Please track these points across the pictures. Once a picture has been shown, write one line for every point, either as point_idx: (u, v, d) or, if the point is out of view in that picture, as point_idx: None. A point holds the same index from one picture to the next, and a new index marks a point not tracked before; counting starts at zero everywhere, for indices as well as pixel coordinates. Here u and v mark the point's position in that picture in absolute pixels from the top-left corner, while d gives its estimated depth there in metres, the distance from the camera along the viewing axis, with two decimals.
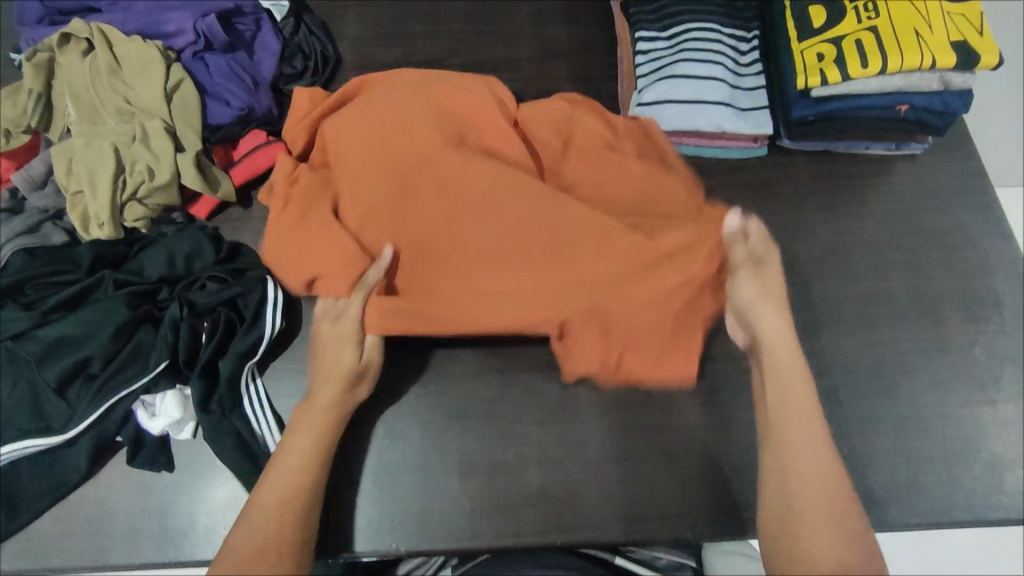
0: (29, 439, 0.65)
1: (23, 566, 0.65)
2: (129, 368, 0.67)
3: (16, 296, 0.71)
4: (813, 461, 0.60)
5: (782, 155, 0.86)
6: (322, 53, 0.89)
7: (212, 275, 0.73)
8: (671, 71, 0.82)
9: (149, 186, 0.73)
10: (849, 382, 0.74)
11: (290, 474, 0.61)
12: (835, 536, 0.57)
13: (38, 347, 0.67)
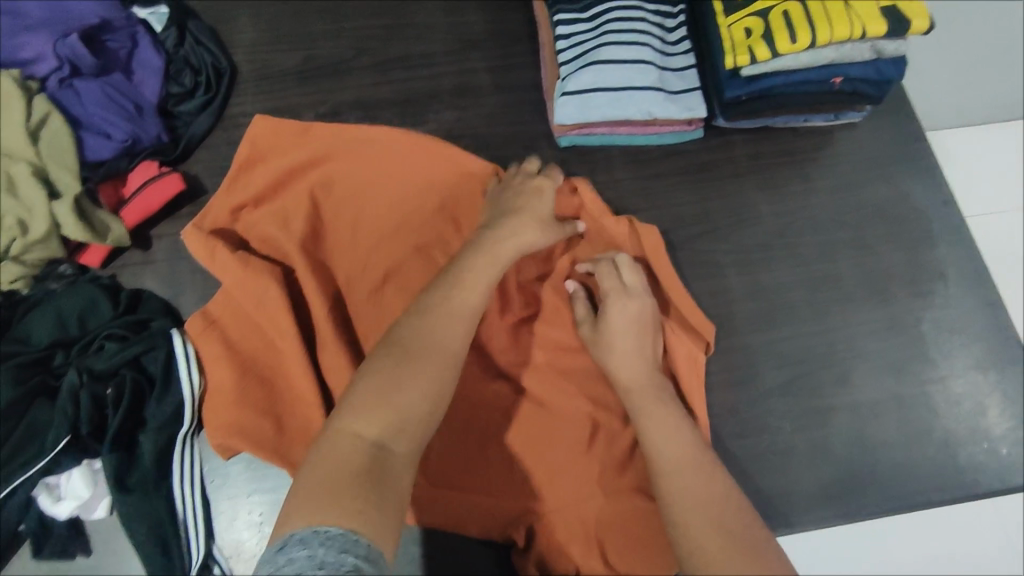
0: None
1: None
2: (22, 453, 0.60)
3: None
4: (654, 429, 0.60)
5: (719, 136, 0.82)
6: (213, 64, 0.80)
7: (111, 332, 0.66)
8: (595, 57, 0.76)
9: (22, 242, 0.65)
10: (800, 372, 0.72)
11: (426, 331, 0.55)
12: (695, 482, 0.55)
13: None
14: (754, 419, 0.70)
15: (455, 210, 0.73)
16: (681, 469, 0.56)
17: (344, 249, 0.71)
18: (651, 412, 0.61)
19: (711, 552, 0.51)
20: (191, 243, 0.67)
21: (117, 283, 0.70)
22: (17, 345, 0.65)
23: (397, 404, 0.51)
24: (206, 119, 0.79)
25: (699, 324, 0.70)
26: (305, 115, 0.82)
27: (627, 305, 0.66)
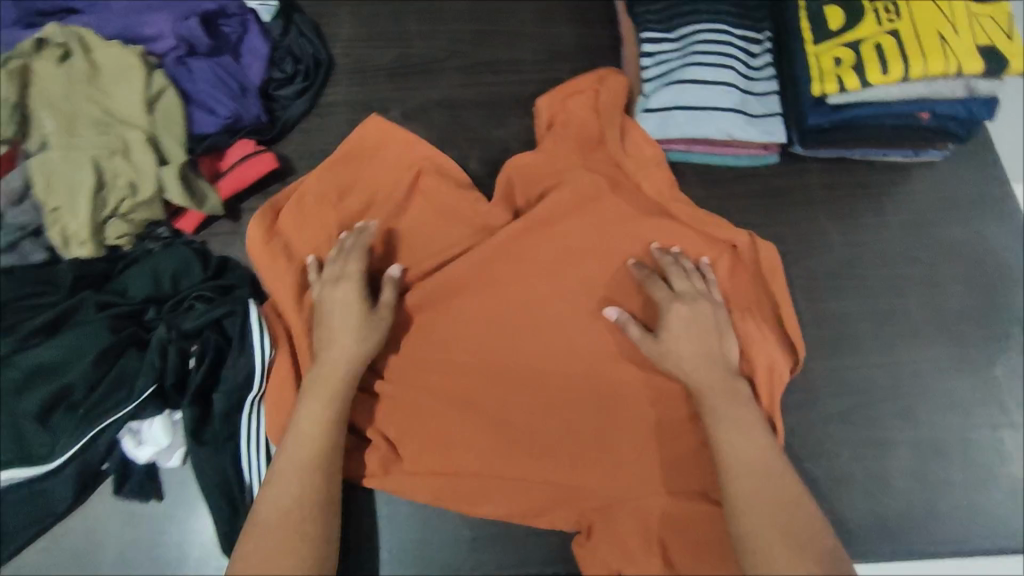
0: (9, 470, 0.62)
1: None
2: (113, 395, 0.65)
3: None
4: (726, 428, 0.60)
5: (794, 163, 0.83)
6: (314, 56, 0.85)
7: (199, 293, 0.70)
8: (679, 76, 0.78)
9: (132, 202, 0.70)
10: (862, 404, 0.71)
11: (295, 446, 0.60)
12: (769, 489, 0.56)
13: (15, 376, 0.64)
14: (813, 444, 0.69)
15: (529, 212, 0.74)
16: (755, 471, 0.57)
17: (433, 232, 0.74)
18: (729, 412, 0.61)
19: (774, 558, 0.52)
20: (252, 229, 0.70)
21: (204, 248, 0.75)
22: (113, 297, 0.69)
23: (285, 539, 0.55)
24: (303, 105, 0.83)
25: (791, 328, 0.70)
26: (392, 109, 0.86)
27: (690, 305, 0.67)
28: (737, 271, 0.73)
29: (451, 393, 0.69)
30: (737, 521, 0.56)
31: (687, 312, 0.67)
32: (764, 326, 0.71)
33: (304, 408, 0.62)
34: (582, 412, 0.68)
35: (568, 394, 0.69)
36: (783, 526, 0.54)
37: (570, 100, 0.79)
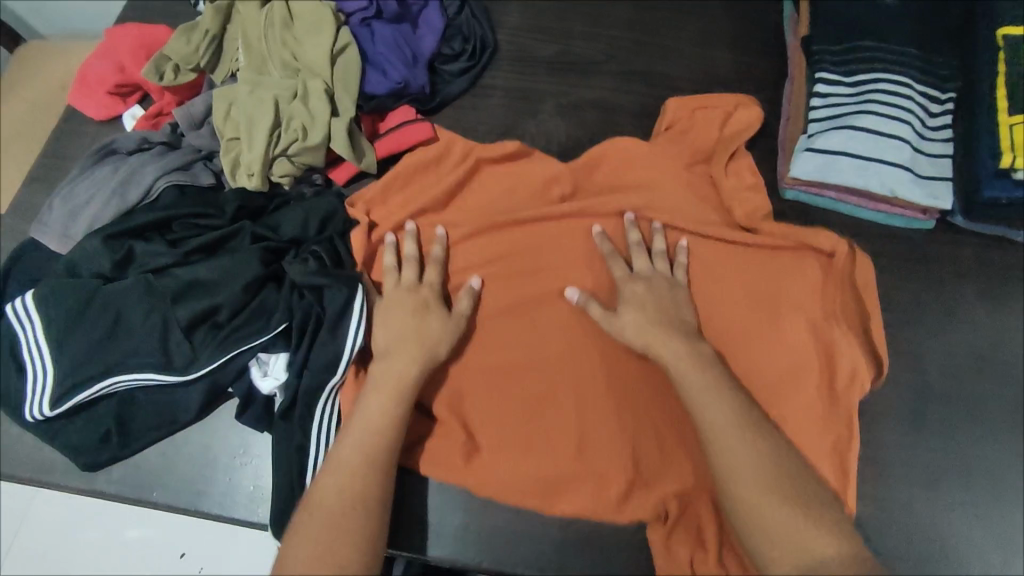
0: (147, 373, 0.65)
1: (126, 491, 0.67)
2: (253, 322, 0.68)
3: (162, 232, 0.71)
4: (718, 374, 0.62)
5: (950, 233, 0.79)
6: (481, 38, 0.88)
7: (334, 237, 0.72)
8: (850, 122, 0.76)
9: (300, 144, 0.73)
10: (982, 496, 0.68)
11: (354, 440, 0.59)
12: (751, 438, 0.58)
13: (171, 287, 0.66)
14: (925, 526, 0.67)
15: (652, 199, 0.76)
16: (729, 417, 0.59)
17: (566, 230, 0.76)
18: (680, 352, 0.63)
19: (772, 529, 0.53)
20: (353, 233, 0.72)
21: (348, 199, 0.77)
22: (266, 233, 0.71)
23: (342, 539, 0.54)
24: (464, 83, 0.86)
25: (879, 342, 0.70)
26: (546, 102, 0.87)
27: (638, 286, 0.68)
28: (830, 279, 0.73)
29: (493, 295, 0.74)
30: (730, 500, 0.56)
31: (642, 290, 0.68)
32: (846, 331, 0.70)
33: (356, 426, 0.60)
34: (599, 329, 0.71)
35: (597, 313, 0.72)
36: (779, 497, 0.55)
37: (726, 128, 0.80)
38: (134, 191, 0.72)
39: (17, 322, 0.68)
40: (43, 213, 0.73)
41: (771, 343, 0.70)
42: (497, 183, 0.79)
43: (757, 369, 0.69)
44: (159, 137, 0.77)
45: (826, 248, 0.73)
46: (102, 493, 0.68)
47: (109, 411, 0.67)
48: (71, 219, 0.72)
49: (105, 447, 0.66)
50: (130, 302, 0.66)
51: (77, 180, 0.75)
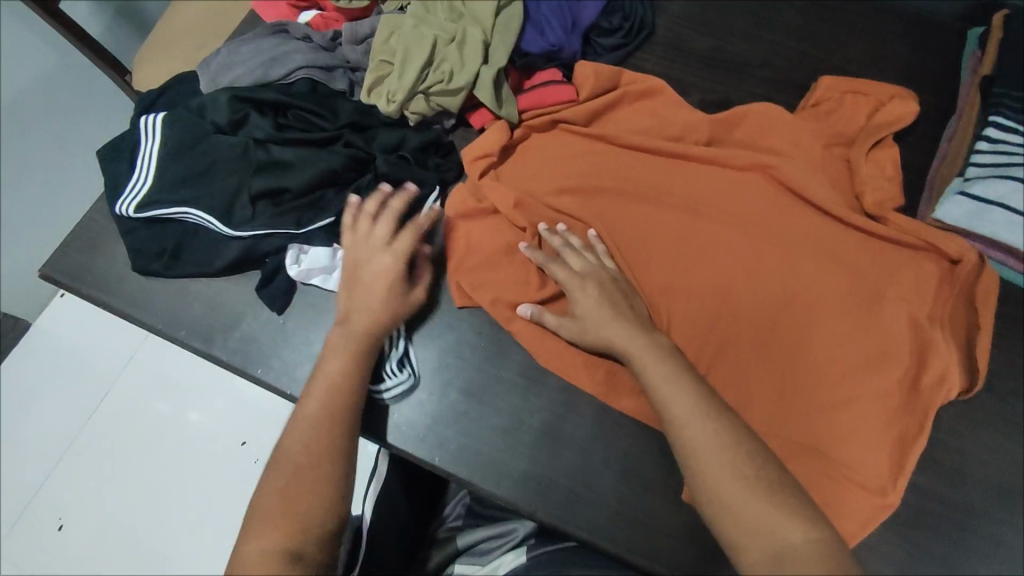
0: (209, 217, 0.72)
1: (163, 312, 0.75)
2: (309, 211, 0.74)
3: (279, 113, 0.77)
4: (690, 385, 0.61)
5: None
6: (641, 18, 0.88)
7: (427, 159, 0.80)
8: (1016, 173, 0.70)
9: (443, 87, 0.77)
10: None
11: (324, 374, 0.65)
12: (713, 449, 0.57)
13: (262, 158, 0.74)
14: None
15: (766, 178, 0.79)
16: (697, 420, 0.58)
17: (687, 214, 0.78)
18: (670, 367, 0.62)
19: (745, 520, 0.54)
20: (488, 134, 0.79)
21: (450, 147, 0.82)
22: (360, 147, 0.77)
23: (300, 487, 0.58)
24: (613, 58, 0.87)
25: (977, 353, 0.70)
26: (691, 94, 0.87)
27: (586, 288, 0.68)
28: (944, 284, 0.73)
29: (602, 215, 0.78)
30: (713, 488, 0.56)
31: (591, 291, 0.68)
32: (948, 350, 0.70)
33: (324, 369, 0.64)
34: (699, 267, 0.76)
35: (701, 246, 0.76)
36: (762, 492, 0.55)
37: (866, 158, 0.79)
38: (279, 69, 0.78)
39: (143, 133, 0.76)
40: (211, 56, 0.82)
41: (857, 329, 0.71)
42: (629, 162, 0.81)
43: (836, 355, 0.71)
44: (318, 40, 0.81)
45: (953, 252, 0.72)
46: (156, 313, 0.76)
47: (171, 237, 0.75)
48: (223, 70, 0.80)
49: (152, 259, 0.75)
50: (225, 155, 0.74)
51: (242, 42, 0.82)
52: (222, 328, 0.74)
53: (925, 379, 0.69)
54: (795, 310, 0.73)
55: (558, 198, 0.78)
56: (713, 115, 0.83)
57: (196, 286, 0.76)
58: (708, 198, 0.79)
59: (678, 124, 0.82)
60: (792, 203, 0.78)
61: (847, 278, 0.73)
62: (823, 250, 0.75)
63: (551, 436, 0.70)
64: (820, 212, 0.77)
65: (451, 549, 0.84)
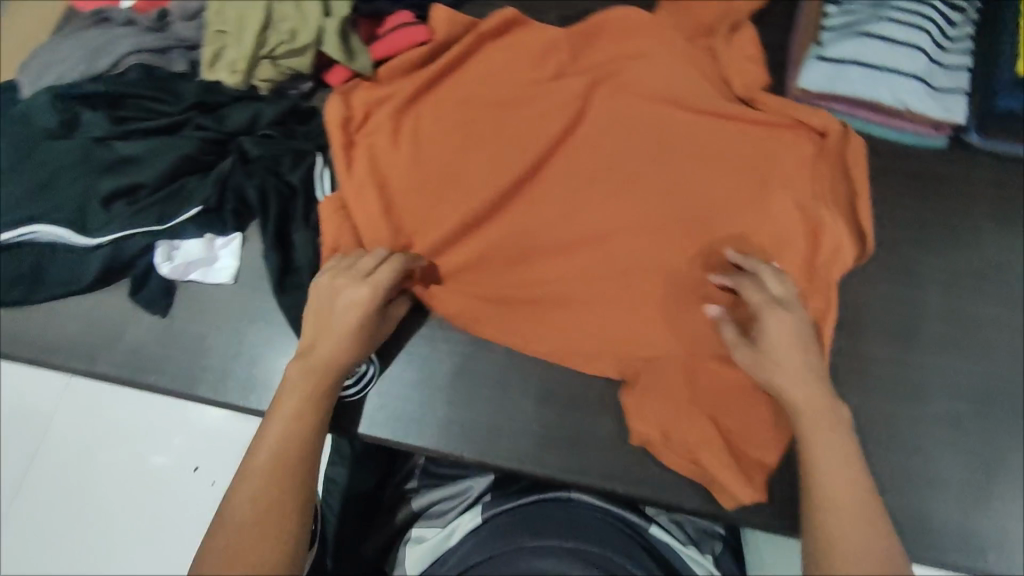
0: (62, 230, 0.67)
1: (41, 342, 0.70)
2: (169, 205, 0.68)
3: (115, 107, 0.71)
4: (790, 384, 0.56)
5: (966, 153, 0.76)
6: None
7: (294, 130, 0.75)
8: (865, 30, 0.72)
9: (286, 47, 0.72)
10: (974, 412, 0.67)
11: (294, 392, 0.58)
12: (841, 461, 0.53)
13: (109, 157, 0.68)
14: (910, 438, 0.66)
15: (628, 85, 0.76)
16: (825, 430, 0.54)
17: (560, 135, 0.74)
18: (807, 362, 0.57)
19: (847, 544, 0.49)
20: (330, 107, 0.74)
21: (310, 113, 0.77)
22: (212, 128, 0.72)
23: (252, 527, 0.51)
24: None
25: (864, 218, 0.70)
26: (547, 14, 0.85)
27: (775, 311, 0.59)
28: (822, 158, 0.72)
29: (468, 160, 0.73)
30: (828, 508, 0.51)
31: (790, 320, 0.59)
32: (836, 224, 0.69)
33: (282, 410, 0.57)
34: (576, 194, 0.72)
35: (572, 172, 0.73)
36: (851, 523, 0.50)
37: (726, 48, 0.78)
38: (104, 60, 0.72)
39: None
40: (32, 55, 0.75)
41: (747, 218, 0.70)
42: (495, 91, 0.77)
43: (730, 248, 0.70)
44: (143, 21, 0.74)
45: (818, 126, 0.72)
46: (33, 346, 0.70)
47: (26, 260, 0.69)
48: (44, 69, 0.73)
49: (14, 290, 0.70)
50: (64, 161, 0.68)
51: (64, 37, 0.75)
52: (106, 343, 0.70)
53: (822, 253, 0.69)
54: (683, 214, 0.71)
55: (426, 151, 0.74)
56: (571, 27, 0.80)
57: (71, 305, 0.71)
58: (575, 119, 0.75)
59: (538, 41, 0.78)
60: (669, 97, 0.75)
61: (727, 170, 0.72)
62: (697, 151, 0.73)
63: (469, 376, 0.70)
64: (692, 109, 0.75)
65: (407, 510, 0.74)
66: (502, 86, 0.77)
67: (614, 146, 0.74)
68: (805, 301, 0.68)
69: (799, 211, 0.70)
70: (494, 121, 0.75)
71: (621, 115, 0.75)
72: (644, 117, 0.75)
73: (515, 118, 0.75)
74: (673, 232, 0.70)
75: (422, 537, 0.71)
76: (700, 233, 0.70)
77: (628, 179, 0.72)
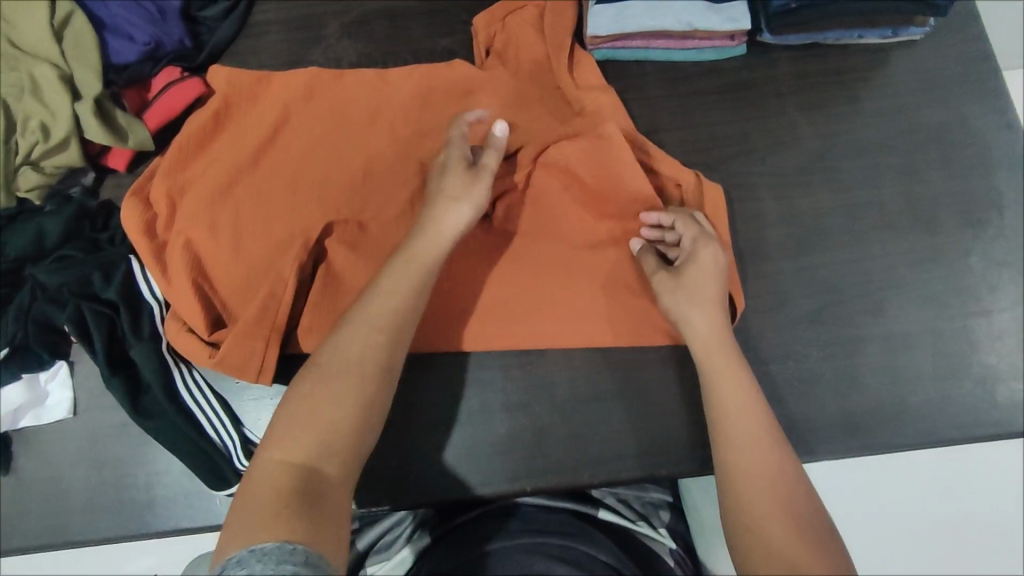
0: None
1: None
2: None
3: None
4: (737, 399, 0.57)
5: (763, 53, 0.77)
6: None
7: (93, 235, 0.69)
8: None
9: (43, 146, 0.66)
10: (830, 303, 0.69)
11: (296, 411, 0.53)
12: (773, 470, 0.54)
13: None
14: (781, 344, 0.68)
15: (446, 128, 0.71)
16: (756, 431, 0.56)
17: (395, 180, 0.69)
18: (725, 373, 0.59)
19: (778, 555, 0.49)
20: (125, 214, 0.66)
21: (106, 210, 0.70)
22: None
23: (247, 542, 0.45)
24: (230, 24, 0.76)
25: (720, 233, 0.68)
26: (330, 24, 0.78)
27: (703, 286, 0.62)
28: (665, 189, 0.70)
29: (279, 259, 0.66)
30: (754, 523, 0.51)
31: (709, 259, 0.63)
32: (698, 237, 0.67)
33: (288, 420, 0.53)
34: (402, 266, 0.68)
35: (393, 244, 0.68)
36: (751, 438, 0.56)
37: (512, 17, 0.75)
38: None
39: None
40: None
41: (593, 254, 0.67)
42: (302, 169, 0.69)
43: (573, 288, 0.68)
44: None
45: (672, 177, 0.69)
46: None
47: None
48: None
49: None
50: None
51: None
52: None
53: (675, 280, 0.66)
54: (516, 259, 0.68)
55: (233, 258, 0.66)
56: (358, 48, 0.78)
57: None
58: (390, 183, 0.69)
59: (338, 85, 0.71)
60: (482, 92, 0.71)
61: (553, 165, 0.68)
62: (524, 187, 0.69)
63: None
64: (500, 108, 0.71)
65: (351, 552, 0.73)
66: (304, 163, 0.69)
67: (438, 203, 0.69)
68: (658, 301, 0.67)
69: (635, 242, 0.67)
70: (306, 204, 0.68)
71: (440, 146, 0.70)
72: (462, 127, 0.70)
73: (327, 198, 0.68)
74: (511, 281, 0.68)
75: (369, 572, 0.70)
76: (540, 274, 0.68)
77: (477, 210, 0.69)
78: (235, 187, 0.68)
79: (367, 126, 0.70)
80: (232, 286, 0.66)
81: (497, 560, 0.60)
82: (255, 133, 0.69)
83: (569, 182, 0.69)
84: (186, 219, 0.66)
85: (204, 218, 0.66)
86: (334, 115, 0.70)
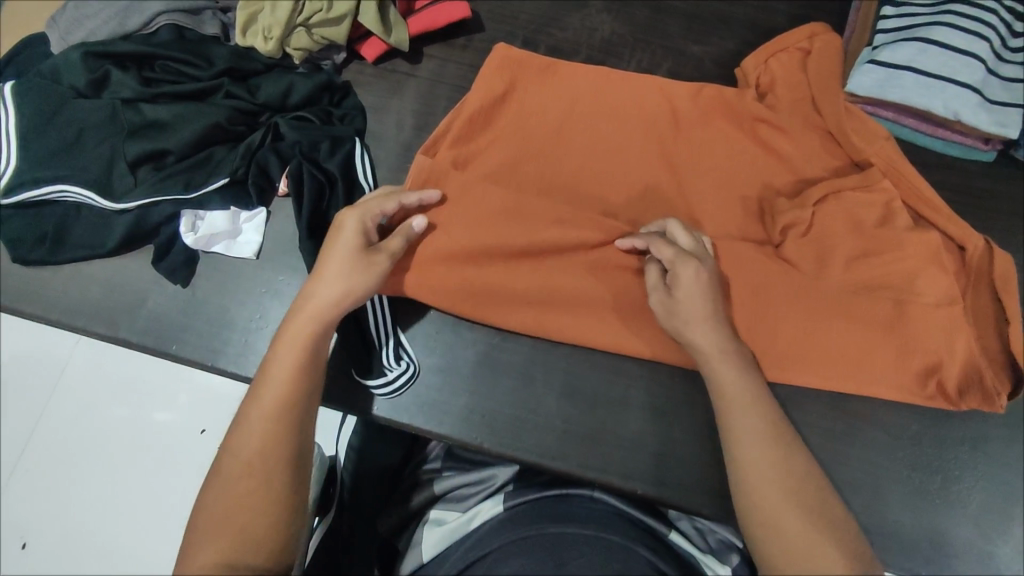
0: (86, 192, 0.66)
1: (57, 302, 0.69)
2: (195, 173, 0.67)
3: (143, 67, 0.70)
4: (745, 399, 0.56)
5: (1011, 168, 0.74)
6: None
7: (329, 109, 0.73)
8: (922, 34, 0.70)
9: (323, 16, 0.70)
10: (989, 431, 0.68)
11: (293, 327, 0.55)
12: (782, 481, 0.51)
13: (136, 120, 0.67)
14: (927, 453, 0.67)
15: (711, 137, 0.74)
16: (757, 439, 0.53)
17: (651, 165, 0.73)
18: (733, 377, 0.58)
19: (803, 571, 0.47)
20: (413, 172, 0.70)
21: (344, 89, 0.74)
22: (242, 96, 0.70)
23: (243, 477, 0.48)
24: None
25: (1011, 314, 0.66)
26: None
27: (715, 298, 0.61)
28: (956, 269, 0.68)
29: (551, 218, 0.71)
30: (766, 532, 0.49)
31: (704, 274, 0.61)
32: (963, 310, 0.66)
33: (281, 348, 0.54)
34: None
35: None
36: (799, 506, 0.50)
37: (778, 57, 0.75)
38: (135, 18, 0.70)
39: None
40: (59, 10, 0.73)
41: (849, 302, 0.68)
42: (578, 134, 0.73)
43: (816, 327, 0.68)
44: None
45: (957, 239, 0.68)
46: (49, 305, 0.69)
47: (48, 221, 0.68)
48: (73, 25, 0.71)
49: (36, 248, 0.69)
50: (92, 120, 0.67)
51: None
52: (126, 311, 0.69)
53: (938, 351, 0.66)
54: (768, 277, 0.69)
55: (511, 208, 0.70)
56: (614, 27, 0.80)
57: (91, 269, 0.70)
58: (660, 169, 0.73)
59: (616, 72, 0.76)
60: (742, 114, 0.74)
61: (806, 221, 0.69)
62: (799, 222, 0.69)
63: (493, 369, 0.69)
64: (766, 137, 0.73)
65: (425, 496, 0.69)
66: (580, 133, 0.73)
67: (699, 203, 0.72)
68: (885, 364, 0.67)
69: (895, 298, 0.67)
70: (586, 176, 0.72)
71: (702, 147, 0.73)
72: (713, 141, 0.73)
73: (607, 172, 0.72)
74: (764, 305, 0.68)
75: (443, 520, 0.65)
76: (788, 301, 0.68)
77: (735, 219, 0.72)
78: (514, 130, 0.73)
79: (632, 135, 0.74)
80: (511, 232, 0.69)
81: (554, 540, 0.53)
82: (531, 81, 0.74)
83: (837, 224, 0.69)
84: (473, 164, 0.72)
85: (490, 168, 0.71)
86: (606, 116, 0.74)
